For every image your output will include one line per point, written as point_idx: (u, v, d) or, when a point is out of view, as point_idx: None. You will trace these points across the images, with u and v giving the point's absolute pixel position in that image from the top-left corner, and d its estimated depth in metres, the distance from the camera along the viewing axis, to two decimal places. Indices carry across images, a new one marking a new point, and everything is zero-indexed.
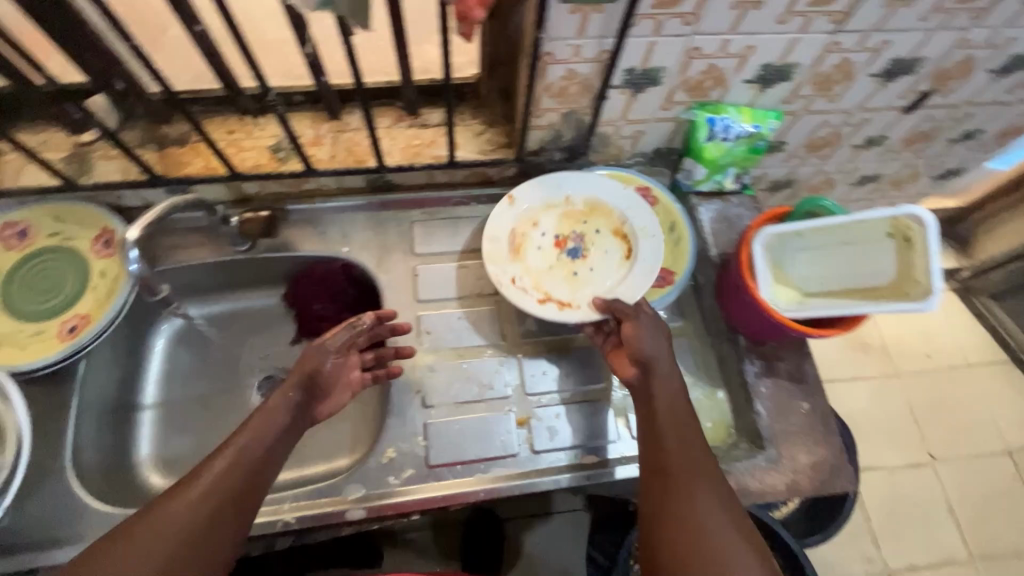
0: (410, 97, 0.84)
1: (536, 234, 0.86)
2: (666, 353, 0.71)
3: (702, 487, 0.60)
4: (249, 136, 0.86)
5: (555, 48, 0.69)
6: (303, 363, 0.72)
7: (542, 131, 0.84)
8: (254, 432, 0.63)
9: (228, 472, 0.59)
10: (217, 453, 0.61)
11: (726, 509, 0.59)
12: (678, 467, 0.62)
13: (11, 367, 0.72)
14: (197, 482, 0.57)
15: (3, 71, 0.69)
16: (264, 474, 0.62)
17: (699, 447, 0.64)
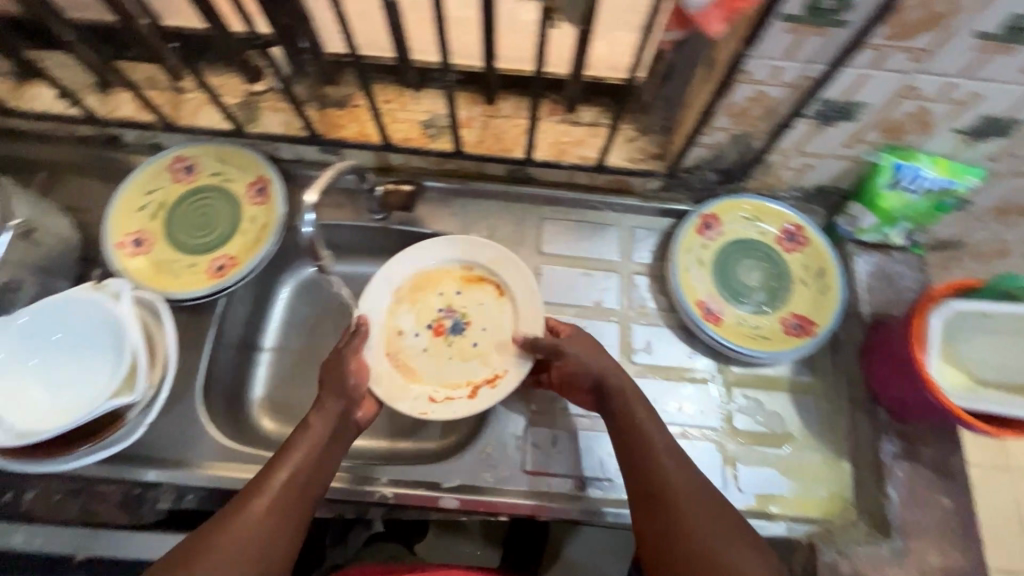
0: (572, 94, 0.81)
1: (411, 338, 0.81)
2: (602, 359, 0.72)
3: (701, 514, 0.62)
4: (403, 108, 0.86)
5: (755, 67, 0.63)
6: (330, 371, 0.70)
7: (705, 149, 0.79)
8: (302, 453, 0.65)
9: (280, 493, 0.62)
10: (263, 475, 0.64)
11: (730, 532, 0.61)
12: (668, 488, 0.64)
13: (166, 294, 0.78)
14: (251, 505, 0.61)
15: (207, 16, 0.73)
16: (313, 488, 0.65)
17: (682, 466, 0.65)
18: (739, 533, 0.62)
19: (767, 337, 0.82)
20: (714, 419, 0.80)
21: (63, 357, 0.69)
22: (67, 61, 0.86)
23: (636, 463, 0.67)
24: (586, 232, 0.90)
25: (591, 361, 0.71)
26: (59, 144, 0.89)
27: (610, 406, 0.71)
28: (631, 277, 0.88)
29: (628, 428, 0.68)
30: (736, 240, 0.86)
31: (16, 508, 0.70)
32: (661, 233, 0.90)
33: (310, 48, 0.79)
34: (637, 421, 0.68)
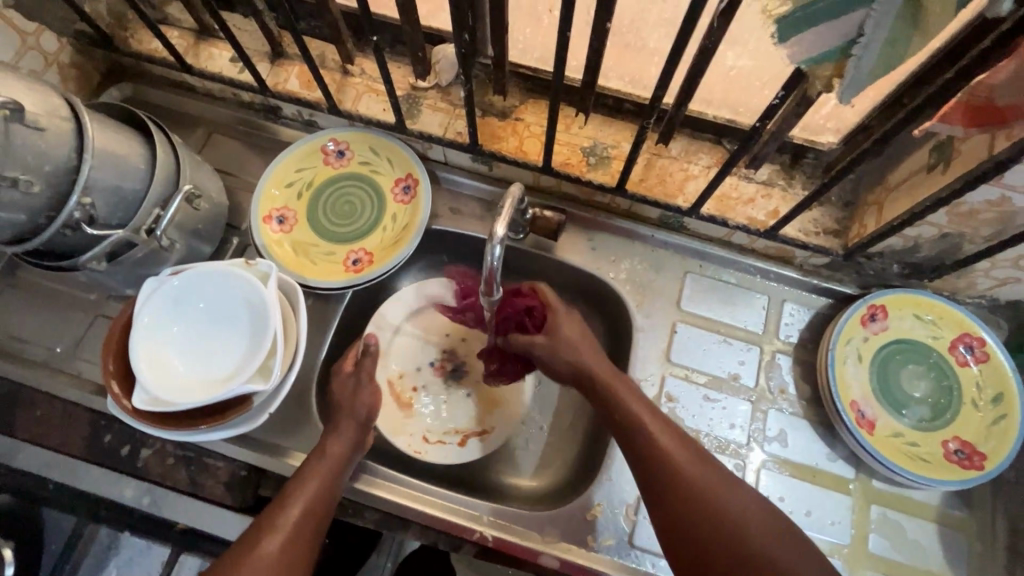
0: (761, 150, 0.73)
1: (413, 373, 0.86)
2: (591, 346, 0.72)
3: (724, 492, 0.58)
4: (567, 130, 0.82)
5: (1016, 173, 0.54)
6: (345, 395, 0.72)
7: (902, 239, 0.70)
8: (311, 486, 0.62)
9: (292, 532, 0.59)
10: (271, 513, 0.60)
11: (755, 507, 0.58)
12: (678, 467, 0.60)
13: (304, 279, 0.77)
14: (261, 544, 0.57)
15: (402, 8, 0.69)
16: (320, 521, 0.61)
17: (686, 445, 0.62)
18: (766, 520, 0.57)
19: (923, 458, 0.73)
20: (846, 534, 0.72)
21: (202, 328, 0.69)
22: (247, 27, 0.87)
23: (649, 459, 0.61)
24: (731, 295, 0.83)
25: (579, 343, 0.71)
26: (221, 105, 0.90)
27: (604, 388, 0.67)
28: (773, 355, 0.80)
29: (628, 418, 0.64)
30: (904, 341, 0.77)
31: (131, 463, 0.71)
32: (817, 314, 0.82)
33: (492, 56, 0.75)
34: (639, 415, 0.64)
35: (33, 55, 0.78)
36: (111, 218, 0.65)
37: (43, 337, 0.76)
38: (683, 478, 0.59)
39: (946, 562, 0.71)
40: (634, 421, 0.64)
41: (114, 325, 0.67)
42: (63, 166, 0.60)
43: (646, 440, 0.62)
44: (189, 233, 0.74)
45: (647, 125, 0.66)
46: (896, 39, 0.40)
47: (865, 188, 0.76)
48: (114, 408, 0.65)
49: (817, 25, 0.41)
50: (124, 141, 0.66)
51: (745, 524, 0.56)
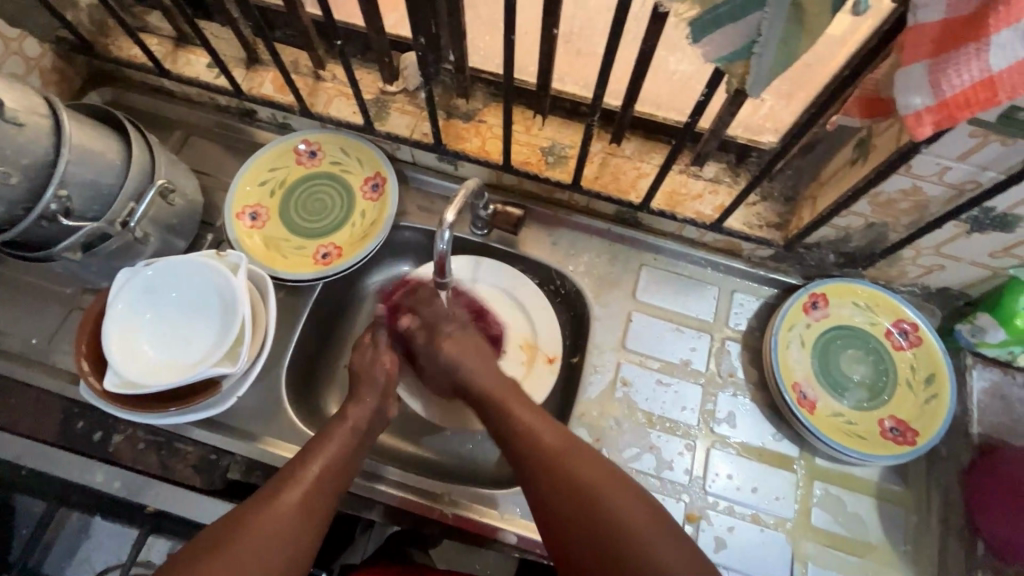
0: (704, 148, 0.79)
1: None
2: (477, 355, 0.74)
3: (587, 471, 0.61)
4: (527, 132, 0.86)
5: (920, 162, 0.60)
6: (362, 366, 0.75)
7: (834, 229, 0.76)
8: (333, 448, 0.66)
9: (311, 489, 0.62)
10: (292, 470, 0.63)
11: (611, 479, 0.61)
12: (548, 450, 0.63)
13: (275, 272, 0.81)
14: (283, 496, 0.60)
15: (367, 17, 0.74)
16: (338, 482, 0.64)
17: (558, 429, 0.65)
18: (664, 544, 0.56)
19: (861, 435, 0.77)
20: (790, 508, 0.76)
21: (174, 315, 0.72)
22: (224, 35, 0.91)
23: (524, 447, 0.65)
24: (683, 286, 0.87)
25: (462, 357, 0.74)
26: (198, 108, 0.94)
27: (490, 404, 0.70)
28: (723, 341, 0.85)
29: (509, 423, 0.67)
30: (844, 327, 0.82)
31: (104, 449, 0.73)
32: (764, 303, 0.87)
33: (454, 62, 0.80)
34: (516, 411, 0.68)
35: (15, 59, 0.82)
36: (87, 211, 0.69)
37: (18, 329, 0.78)
38: (549, 458, 0.63)
39: (884, 533, 0.75)
40: (529, 435, 0.65)
41: (89, 313, 0.70)
42: (41, 160, 0.64)
43: (517, 431, 0.66)
44: (164, 227, 0.78)
45: (593, 122, 0.71)
46: (789, 38, 0.45)
47: (802, 184, 0.81)
48: (87, 392, 0.67)
49: (722, 27, 0.46)
50: (102, 138, 0.69)
51: (600, 493, 0.59)
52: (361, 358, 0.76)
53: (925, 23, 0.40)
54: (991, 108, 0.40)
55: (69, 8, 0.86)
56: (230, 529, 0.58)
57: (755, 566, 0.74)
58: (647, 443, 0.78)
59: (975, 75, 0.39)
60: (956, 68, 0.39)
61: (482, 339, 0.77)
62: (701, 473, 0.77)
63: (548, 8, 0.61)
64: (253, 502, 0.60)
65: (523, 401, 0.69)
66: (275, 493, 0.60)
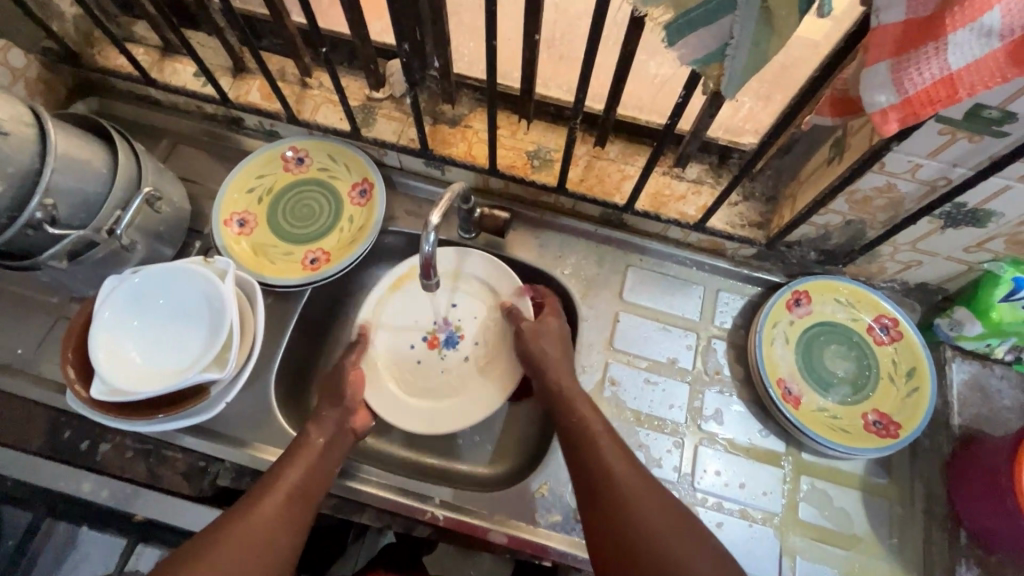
0: (686, 150, 0.80)
1: (410, 352, 0.88)
2: (558, 352, 0.78)
3: (646, 500, 0.63)
4: (512, 136, 0.87)
5: (892, 160, 0.62)
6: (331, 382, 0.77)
7: (813, 228, 0.78)
8: (303, 462, 0.67)
9: (285, 503, 0.63)
10: (264, 486, 0.64)
11: (665, 510, 0.63)
12: (610, 472, 0.65)
13: (262, 278, 0.81)
14: (257, 512, 0.61)
15: (353, 26, 0.75)
16: (311, 493, 0.65)
17: (619, 450, 0.68)
18: None
19: (845, 429, 0.79)
20: (778, 503, 0.77)
21: (161, 323, 0.72)
22: (211, 44, 0.92)
23: (584, 461, 0.67)
24: (669, 286, 0.89)
25: (547, 349, 0.77)
26: (185, 117, 0.95)
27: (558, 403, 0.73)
28: (709, 340, 0.86)
29: (583, 426, 0.70)
30: (826, 323, 0.84)
31: (91, 457, 0.73)
32: (748, 301, 0.88)
33: (439, 68, 0.81)
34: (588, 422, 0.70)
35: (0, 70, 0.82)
36: (73, 220, 0.69)
37: (3, 339, 0.78)
38: (610, 483, 0.64)
39: (869, 525, 0.76)
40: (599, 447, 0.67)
41: (75, 321, 0.70)
42: (25, 169, 0.64)
43: (585, 446, 0.68)
44: (150, 235, 0.78)
45: (577, 126, 0.72)
46: (759, 40, 0.47)
47: (783, 183, 0.83)
48: (73, 400, 0.67)
49: (696, 30, 0.47)
50: (87, 147, 0.70)
51: (653, 519, 0.62)
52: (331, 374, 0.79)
53: (887, 24, 0.41)
54: (950, 104, 0.42)
55: (55, 19, 0.86)
56: (202, 548, 0.58)
57: (744, 560, 0.74)
58: (636, 441, 0.79)
59: (935, 73, 0.40)
60: (918, 65, 0.41)
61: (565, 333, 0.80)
62: (689, 470, 0.78)
63: (530, 15, 0.63)
64: (226, 518, 0.61)
65: (594, 411, 0.71)
66: (249, 508, 0.61)
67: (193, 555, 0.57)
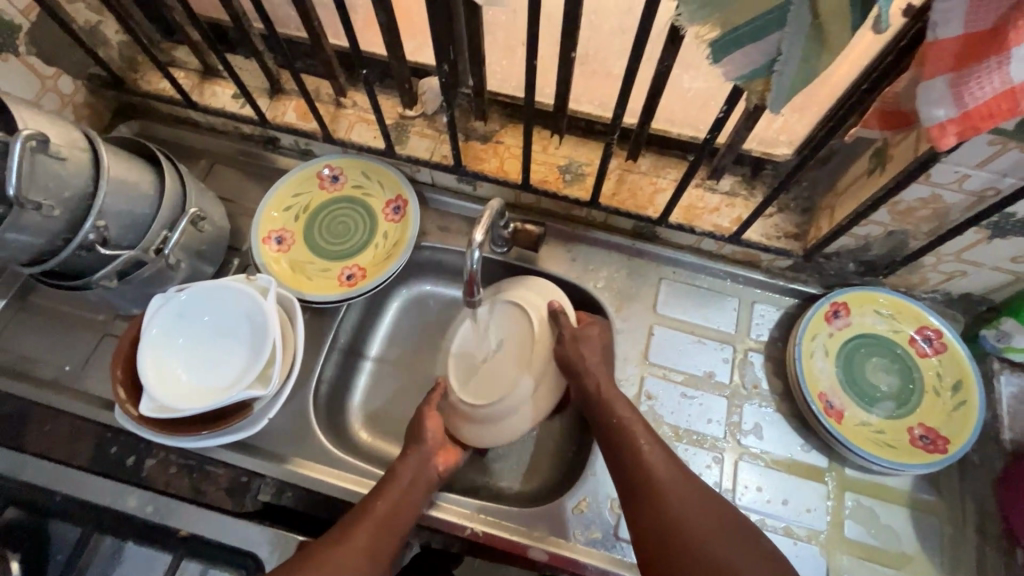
0: (721, 162, 0.80)
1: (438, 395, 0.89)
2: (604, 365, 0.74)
3: (678, 491, 0.64)
4: (544, 151, 0.88)
5: (939, 171, 0.61)
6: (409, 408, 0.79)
7: (853, 239, 0.77)
8: (394, 491, 0.68)
9: (371, 539, 0.64)
10: (358, 515, 0.65)
11: (714, 517, 0.62)
12: (663, 485, 0.64)
13: (301, 294, 0.83)
14: (351, 538, 0.63)
15: (390, 47, 0.77)
16: (397, 527, 0.66)
17: (671, 461, 0.66)
18: None
19: (890, 444, 0.77)
20: (822, 520, 0.75)
21: (206, 340, 0.73)
22: (248, 67, 0.94)
23: (635, 470, 0.66)
24: (703, 298, 0.88)
25: (593, 366, 0.72)
26: (223, 138, 0.97)
27: (599, 411, 0.71)
28: (746, 353, 0.85)
29: (614, 422, 0.69)
30: (867, 336, 0.82)
31: (137, 473, 0.74)
32: (785, 313, 0.87)
33: (473, 86, 0.83)
34: (631, 424, 0.69)
35: (51, 96, 0.86)
36: (122, 240, 0.71)
37: (53, 357, 0.81)
38: (639, 469, 0.66)
39: (919, 542, 0.74)
40: (634, 443, 0.67)
41: (123, 342, 0.71)
42: (80, 192, 0.66)
43: (637, 455, 0.66)
44: (193, 253, 0.80)
45: (614, 141, 0.72)
46: (808, 56, 0.47)
47: (819, 194, 0.82)
48: (122, 416, 0.68)
49: (744, 47, 0.47)
50: (136, 169, 0.71)
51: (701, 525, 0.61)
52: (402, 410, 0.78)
53: (944, 39, 0.40)
54: (1011, 119, 0.40)
55: (101, 46, 0.89)
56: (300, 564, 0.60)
57: None
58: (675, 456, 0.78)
59: (997, 87, 0.39)
60: (978, 80, 0.39)
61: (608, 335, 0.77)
62: (729, 486, 0.77)
63: (569, 33, 0.64)
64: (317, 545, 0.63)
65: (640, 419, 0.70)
66: (340, 538, 0.63)
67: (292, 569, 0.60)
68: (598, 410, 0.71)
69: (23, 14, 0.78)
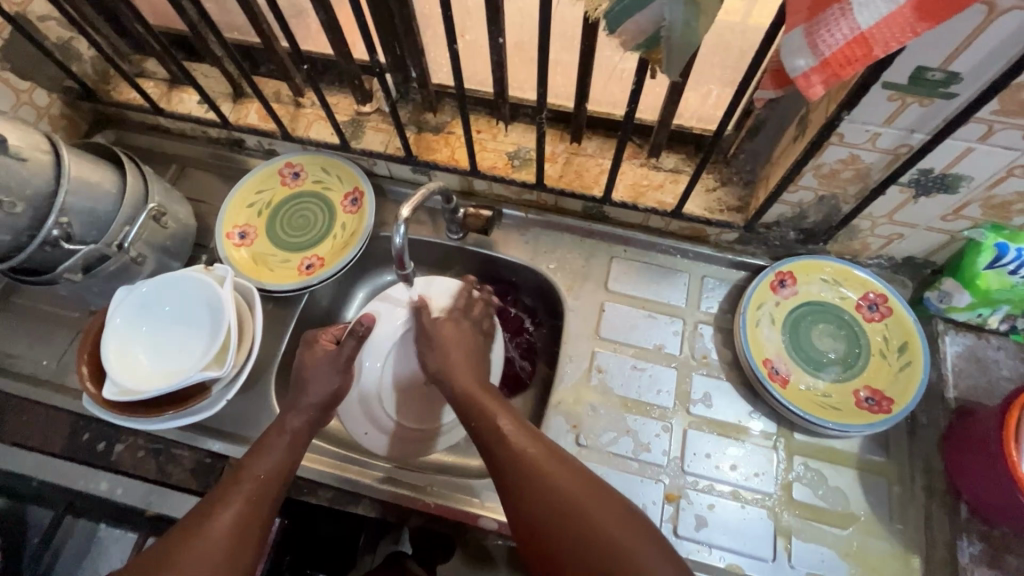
0: (659, 138, 0.82)
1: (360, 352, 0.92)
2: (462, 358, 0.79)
3: (547, 466, 0.64)
4: (493, 139, 0.91)
5: (849, 131, 0.63)
6: (314, 374, 0.76)
7: (788, 207, 0.78)
8: (270, 460, 0.69)
9: (245, 507, 0.64)
10: (230, 484, 0.66)
11: (600, 493, 0.63)
12: (535, 468, 0.64)
13: (262, 284, 0.86)
14: (220, 513, 0.63)
15: (335, 45, 0.81)
16: (272, 491, 0.67)
17: (542, 446, 0.66)
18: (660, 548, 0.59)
19: (836, 407, 0.78)
20: (770, 484, 0.76)
21: (166, 328, 0.77)
22: (212, 74, 0.99)
23: (510, 467, 0.65)
24: (653, 273, 0.90)
25: (455, 365, 0.78)
26: (192, 143, 1.02)
27: (466, 401, 0.73)
28: (696, 325, 0.87)
29: (482, 413, 0.70)
30: (813, 304, 0.84)
31: (107, 457, 0.78)
32: (734, 286, 0.89)
33: (418, 78, 0.86)
34: (502, 424, 0.68)
35: (26, 109, 0.91)
36: (86, 236, 0.75)
37: (30, 353, 0.85)
38: (505, 448, 0.66)
39: (867, 502, 0.75)
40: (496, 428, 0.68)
41: (89, 332, 0.76)
42: (42, 191, 0.70)
43: (509, 453, 0.66)
44: (158, 249, 0.84)
45: (545, 123, 0.75)
46: (690, 20, 0.49)
47: (758, 167, 0.84)
48: (87, 401, 0.72)
49: (632, 16, 0.50)
50: (97, 169, 0.76)
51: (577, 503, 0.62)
52: (315, 372, 0.76)
53: None
54: (867, 64, 0.43)
55: (73, 60, 0.95)
56: (169, 544, 0.61)
57: (746, 544, 0.73)
58: (624, 426, 0.80)
59: (846, 34, 0.42)
60: (828, 28, 0.42)
61: (471, 343, 0.82)
62: (679, 454, 0.78)
63: (491, 18, 0.67)
64: (189, 520, 0.63)
65: (510, 413, 0.70)
66: (212, 509, 0.63)
67: (166, 548, 0.60)
68: (466, 403, 0.73)
69: None
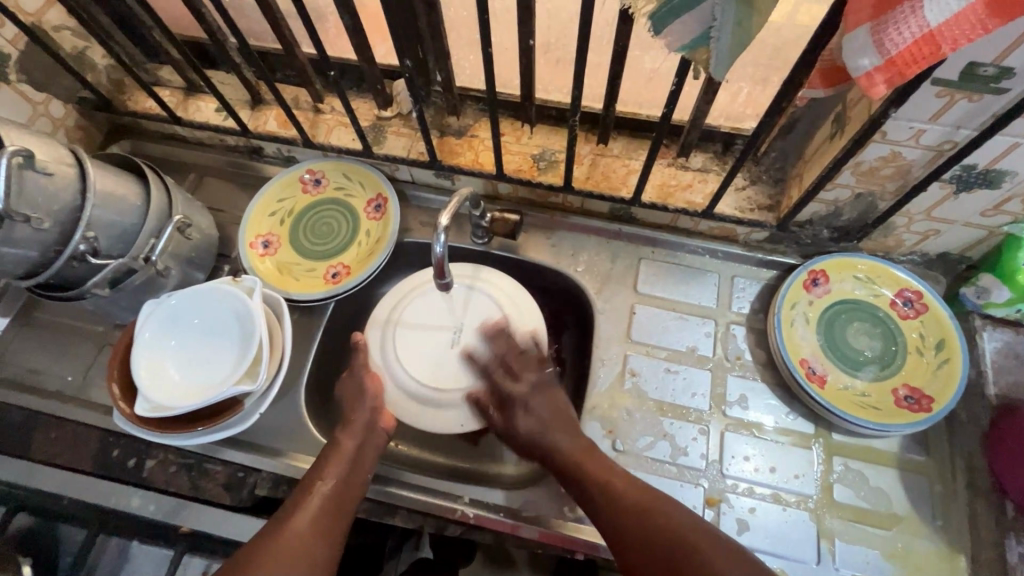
0: (689, 137, 0.81)
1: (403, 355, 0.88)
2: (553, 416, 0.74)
3: (651, 503, 0.64)
4: (517, 141, 0.90)
5: (893, 128, 0.62)
6: (349, 395, 0.78)
7: (823, 205, 0.78)
8: (337, 469, 0.69)
9: (318, 513, 0.64)
10: (303, 492, 0.66)
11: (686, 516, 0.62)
12: (638, 503, 0.64)
13: (288, 294, 0.85)
14: (294, 518, 0.63)
15: (360, 51, 0.80)
16: (343, 501, 0.67)
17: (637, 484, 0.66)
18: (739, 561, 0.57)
19: (874, 405, 0.77)
20: (811, 485, 0.76)
21: (196, 340, 0.76)
22: (230, 81, 0.98)
23: (613, 511, 0.64)
24: (682, 274, 0.89)
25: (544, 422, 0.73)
26: (209, 151, 1.01)
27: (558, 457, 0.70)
28: (728, 326, 0.86)
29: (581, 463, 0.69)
30: (846, 302, 0.83)
31: (138, 474, 0.77)
32: (765, 285, 0.88)
33: (442, 81, 0.85)
34: (599, 466, 0.68)
35: (43, 121, 0.90)
36: (112, 250, 0.74)
37: (54, 368, 0.84)
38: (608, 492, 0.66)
39: (910, 501, 0.74)
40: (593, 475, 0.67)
41: (117, 347, 0.74)
42: (69, 206, 0.69)
43: (610, 493, 0.65)
44: (183, 260, 0.83)
45: (577, 125, 0.74)
46: (742, 19, 0.48)
47: (789, 164, 0.83)
48: (118, 417, 0.71)
49: (682, 15, 0.49)
50: (121, 181, 0.75)
51: (664, 515, 0.62)
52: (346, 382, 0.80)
53: None
54: (934, 62, 0.42)
55: (88, 70, 0.93)
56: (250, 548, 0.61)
57: (789, 548, 0.72)
58: (660, 430, 0.79)
59: (915, 31, 0.41)
60: (896, 26, 0.41)
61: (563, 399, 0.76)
62: (717, 458, 0.77)
63: (524, 21, 0.66)
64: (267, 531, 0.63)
65: (597, 457, 0.70)
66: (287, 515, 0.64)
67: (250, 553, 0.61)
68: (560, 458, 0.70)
69: (10, 44, 0.82)
